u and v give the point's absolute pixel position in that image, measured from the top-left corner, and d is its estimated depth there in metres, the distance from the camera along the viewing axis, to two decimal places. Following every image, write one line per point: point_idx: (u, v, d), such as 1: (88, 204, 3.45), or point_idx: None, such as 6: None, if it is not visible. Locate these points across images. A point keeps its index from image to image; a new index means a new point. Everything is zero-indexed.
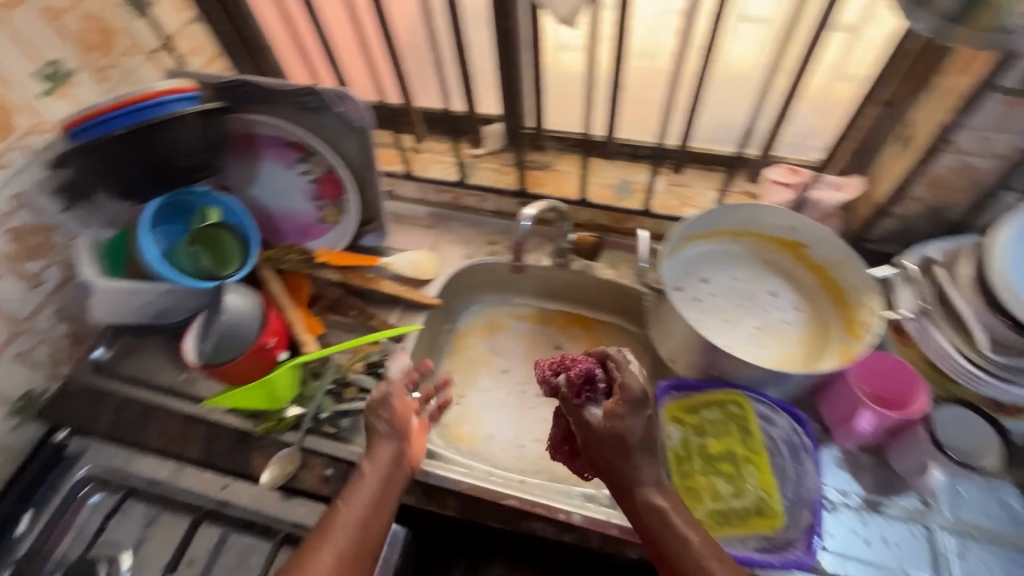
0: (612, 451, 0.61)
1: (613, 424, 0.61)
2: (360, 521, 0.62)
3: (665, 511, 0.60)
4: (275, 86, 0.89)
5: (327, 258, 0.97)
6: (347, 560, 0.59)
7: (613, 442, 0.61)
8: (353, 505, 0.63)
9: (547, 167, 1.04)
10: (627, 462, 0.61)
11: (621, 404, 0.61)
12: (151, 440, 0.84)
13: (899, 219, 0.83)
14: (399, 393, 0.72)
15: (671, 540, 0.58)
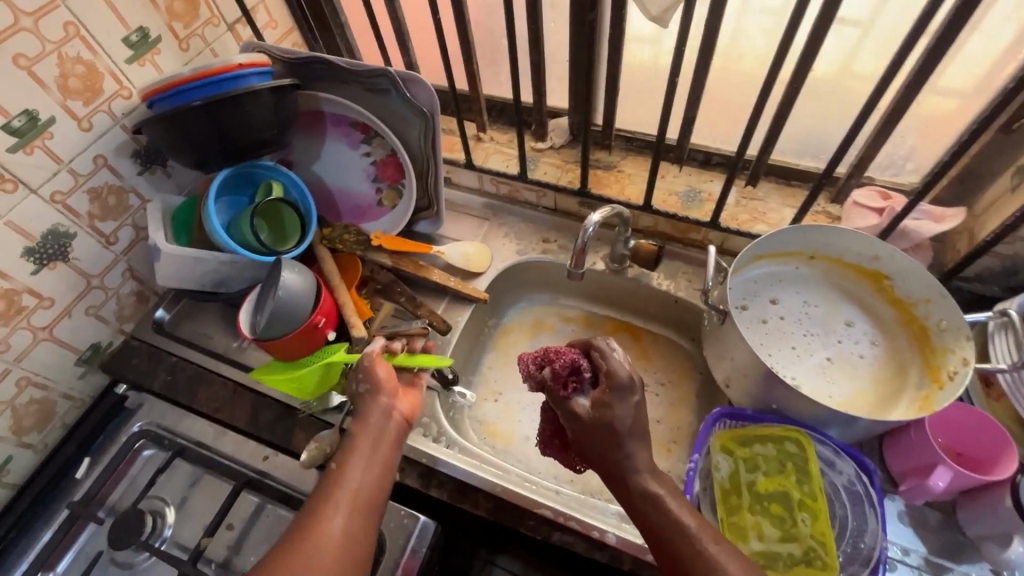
0: (605, 438, 0.58)
1: (600, 413, 0.59)
2: (361, 488, 0.62)
3: (664, 501, 0.56)
4: (346, 66, 0.89)
5: (383, 242, 0.98)
6: (353, 527, 0.59)
7: (603, 433, 0.58)
8: (352, 471, 0.63)
9: (611, 167, 1.00)
10: (621, 452, 0.58)
11: (606, 391, 0.59)
12: (199, 403, 0.89)
13: (1003, 259, 0.75)
14: (375, 360, 0.74)
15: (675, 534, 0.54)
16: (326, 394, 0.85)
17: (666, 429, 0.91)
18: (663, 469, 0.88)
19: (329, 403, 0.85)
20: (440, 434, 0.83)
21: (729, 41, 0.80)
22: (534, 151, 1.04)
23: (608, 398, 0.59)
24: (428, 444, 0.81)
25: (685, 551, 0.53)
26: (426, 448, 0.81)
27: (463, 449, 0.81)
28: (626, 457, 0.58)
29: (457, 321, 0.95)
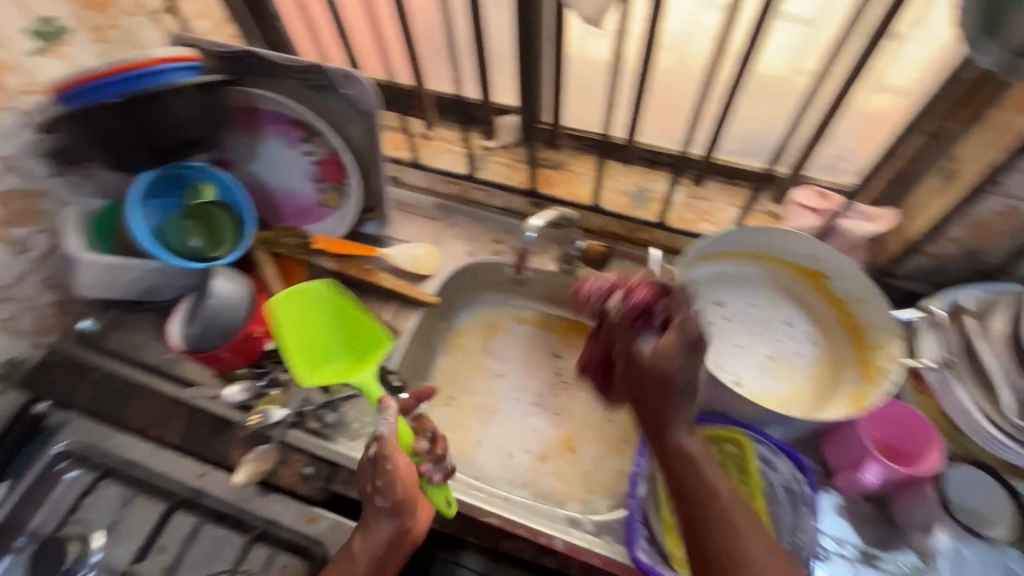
0: (647, 382, 0.61)
1: (660, 361, 0.60)
2: None
3: (699, 463, 0.58)
4: (280, 60, 0.84)
5: (325, 245, 0.94)
6: None
7: (653, 376, 0.61)
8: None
9: (561, 167, 0.99)
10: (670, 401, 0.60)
11: (680, 341, 0.59)
12: (131, 420, 0.83)
13: (931, 258, 0.77)
14: (395, 456, 0.66)
15: (702, 499, 0.56)
16: (266, 408, 0.80)
17: (617, 428, 0.93)
18: (614, 467, 0.89)
19: (270, 418, 0.79)
20: None
21: (671, 41, 0.80)
22: (482, 150, 1.03)
23: (676, 349, 0.59)
24: None
25: (708, 513, 0.55)
26: None
27: None
28: (672, 408, 0.60)
29: (405, 326, 0.93)
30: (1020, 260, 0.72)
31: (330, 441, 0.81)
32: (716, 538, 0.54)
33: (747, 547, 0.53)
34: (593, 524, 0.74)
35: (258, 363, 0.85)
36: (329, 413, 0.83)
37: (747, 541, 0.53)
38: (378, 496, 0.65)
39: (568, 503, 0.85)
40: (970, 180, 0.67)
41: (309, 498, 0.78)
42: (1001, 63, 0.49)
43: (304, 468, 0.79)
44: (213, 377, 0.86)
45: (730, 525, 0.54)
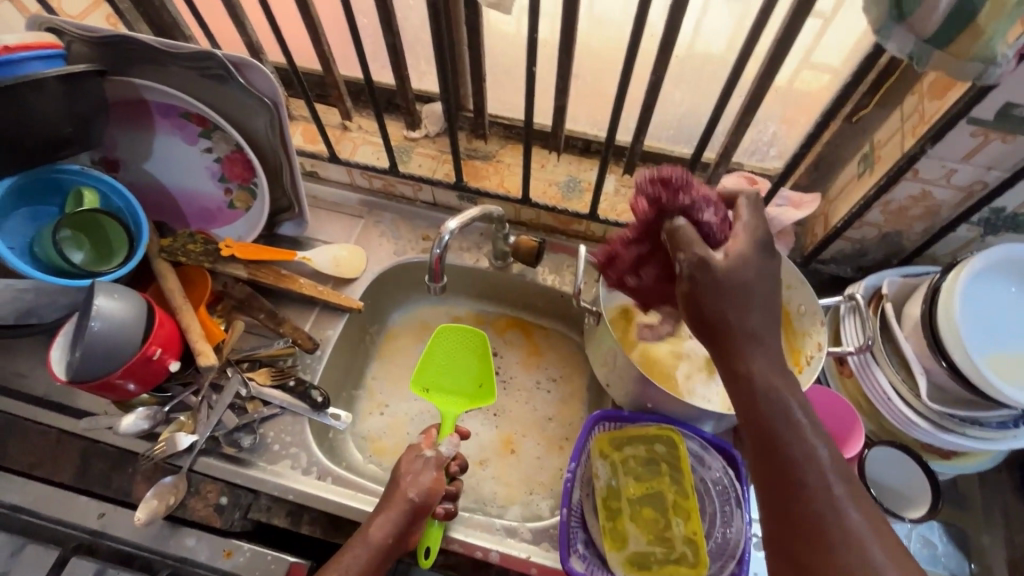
0: (744, 317, 0.48)
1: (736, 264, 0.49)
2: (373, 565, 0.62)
3: (776, 386, 0.47)
4: (162, 47, 0.74)
5: (234, 251, 0.85)
6: None
7: (722, 300, 0.48)
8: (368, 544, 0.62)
9: (489, 157, 0.94)
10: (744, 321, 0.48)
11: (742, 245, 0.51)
12: (15, 459, 0.75)
13: (852, 243, 0.78)
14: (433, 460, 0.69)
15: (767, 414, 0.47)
16: (172, 435, 0.73)
17: (558, 427, 0.89)
18: (555, 466, 0.86)
19: (177, 446, 0.73)
20: (311, 465, 0.76)
21: (592, 26, 0.76)
22: (405, 141, 0.96)
23: (749, 254, 0.50)
24: (297, 477, 0.75)
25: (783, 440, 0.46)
26: (296, 483, 0.74)
27: (337, 478, 0.75)
28: (752, 338, 0.48)
29: (328, 335, 0.87)
30: (934, 243, 0.74)
31: (246, 465, 0.75)
32: (792, 459, 0.45)
33: (829, 470, 0.45)
34: (530, 532, 0.72)
35: (162, 387, 0.78)
36: (245, 436, 0.76)
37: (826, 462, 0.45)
38: (413, 491, 0.65)
39: (509, 508, 0.83)
40: (887, 168, 0.66)
41: (226, 530, 0.72)
42: (911, 51, 0.48)
43: (218, 499, 0.74)
44: (110, 405, 0.77)
45: (811, 445, 0.46)
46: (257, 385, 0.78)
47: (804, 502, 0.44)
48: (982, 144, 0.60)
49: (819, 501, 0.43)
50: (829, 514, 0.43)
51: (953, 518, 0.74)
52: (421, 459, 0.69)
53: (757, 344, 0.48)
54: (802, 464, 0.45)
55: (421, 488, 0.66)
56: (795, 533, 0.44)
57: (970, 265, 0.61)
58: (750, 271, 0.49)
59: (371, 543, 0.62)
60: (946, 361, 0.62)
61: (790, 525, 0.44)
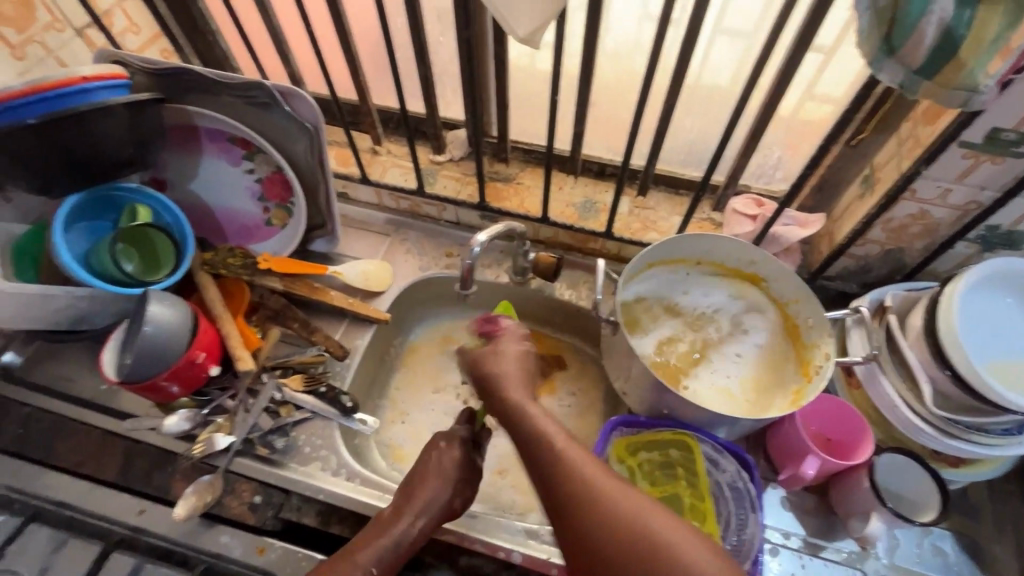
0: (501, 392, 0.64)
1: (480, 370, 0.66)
2: (395, 547, 0.65)
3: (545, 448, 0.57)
4: (215, 78, 0.82)
5: (272, 265, 0.91)
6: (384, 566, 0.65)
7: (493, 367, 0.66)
8: (390, 530, 0.66)
9: (510, 180, 1.00)
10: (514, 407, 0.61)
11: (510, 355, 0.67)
12: (61, 457, 0.79)
13: (856, 259, 0.82)
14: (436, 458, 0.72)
15: (544, 453, 0.57)
16: (211, 436, 0.77)
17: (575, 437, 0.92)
18: None
19: (215, 446, 0.77)
20: (340, 467, 0.79)
21: (609, 59, 0.83)
22: (431, 164, 1.02)
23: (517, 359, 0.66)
24: (327, 478, 0.78)
25: (553, 467, 0.56)
26: (327, 484, 0.77)
27: (364, 480, 0.78)
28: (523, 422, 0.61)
29: (356, 344, 0.91)
30: (935, 259, 0.78)
31: (279, 466, 0.78)
32: (566, 482, 0.55)
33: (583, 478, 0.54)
34: (551, 534, 0.75)
35: (201, 391, 0.82)
36: (278, 438, 0.80)
37: (593, 470, 0.55)
38: (456, 499, 0.71)
39: (527, 515, 0.86)
40: (886, 188, 0.71)
41: (259, 528, 0.76)
42: (902, 81, 0.53)
43: (252, 498, 0.77)
44: (153, 407, 0.82)
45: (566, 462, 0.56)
46: (291, 390, 0.82)
47: (584, 509, 0.53)
48: (975, 165, 0.65)
49: (596, 499, 0.53)
50: (599, 511, 0.52)
51: (965, 528, 0.75)
52: (461, 458, 0.72)
53: (524, 411, 0.61)
54: (571, 483, 0.54)
55: (461, 497, 0.71)
56: (587, 541, 0.52)
57: (965, 277, 0.65)
58: (506, 370, 0.65)
59: (399, 532, 0.66)
60: (949, 369, 0.65)
61: (582, 537, 0.53)
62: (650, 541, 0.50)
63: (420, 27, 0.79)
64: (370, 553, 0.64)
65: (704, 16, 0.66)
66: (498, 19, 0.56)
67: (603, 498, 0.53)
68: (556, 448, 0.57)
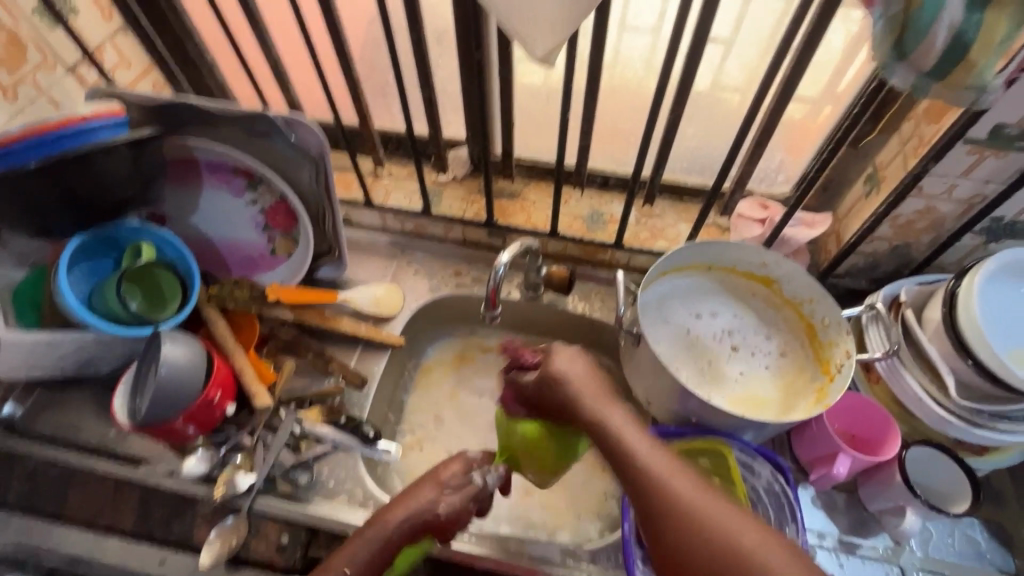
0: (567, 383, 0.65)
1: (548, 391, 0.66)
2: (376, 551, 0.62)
3: (630, 442, 0.59)
4: (213, 107, 0.78)
5: (280, 295, 0.89)
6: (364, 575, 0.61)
7: (558, 390, 0.65)
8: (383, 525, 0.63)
9: (515, 196, 1.00)
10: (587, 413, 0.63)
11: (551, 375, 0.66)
12: (72, 511, 0.76)
13: (866, 257, 0.84)
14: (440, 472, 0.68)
15: (633, 469, 0.57)
16: (231, 477, 0.74)
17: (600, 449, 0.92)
18: (600, 490, 0.88)
19: (235, 488, 0.74)
20: (367, 499, 0.77)
21: None
22: (436, 184, 1.02)
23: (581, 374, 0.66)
24: (354, 511, 0.76)
25: (661, 504, 0.53)
26: (355, 520, 0.75)
27: None
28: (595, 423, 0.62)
29: (372, 370, 0.90)
30: (942, 253, 0.79)
31: (303, 502, 0.76)
32: (656, 500, 0.54)
33: (670, 480, 0.55)
34: (587, 552, 0.74)
35: (217, 429, 0.79)
36: (301, 474, 0.77)
37: (676, 478, 0.55)
38: (443, 505, 0.65)
39: (558, 534, 0.85)
40: (894, 187, 0.72)
41: (288, 568, 0.74)
42: (914, 84, 0.55)
43: (279, 538, 0.75)
44: (166, 451, 0.79)
45: (649, 463, 0.57)
46: (310, 423, 0.79)
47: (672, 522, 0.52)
48: (980, 159, 0.66)
49: (680, 507, 0.52)
50: (688, 515, 0.52)
51: (992, 515, 0.76)
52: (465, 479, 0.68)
53: (610, 422, 0.62)
54: (658, 502, 0.54)
55: (448, 505, 0.65)
56: (681, 549, 0.51)
57: (981, 269, 0.67)
58: (572, 370, 0.66)
59: (382, 533, 0.63)
60: (971, 358, 0.66)
61: (676, 546, 0.51)
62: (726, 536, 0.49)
63: (424, 49, 0.79)
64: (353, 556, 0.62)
65: (710, 28, 0.67)
66: (514, 39, 0.56)
67: (686, 505, 0.52)
68: (643, 463, 0.57)
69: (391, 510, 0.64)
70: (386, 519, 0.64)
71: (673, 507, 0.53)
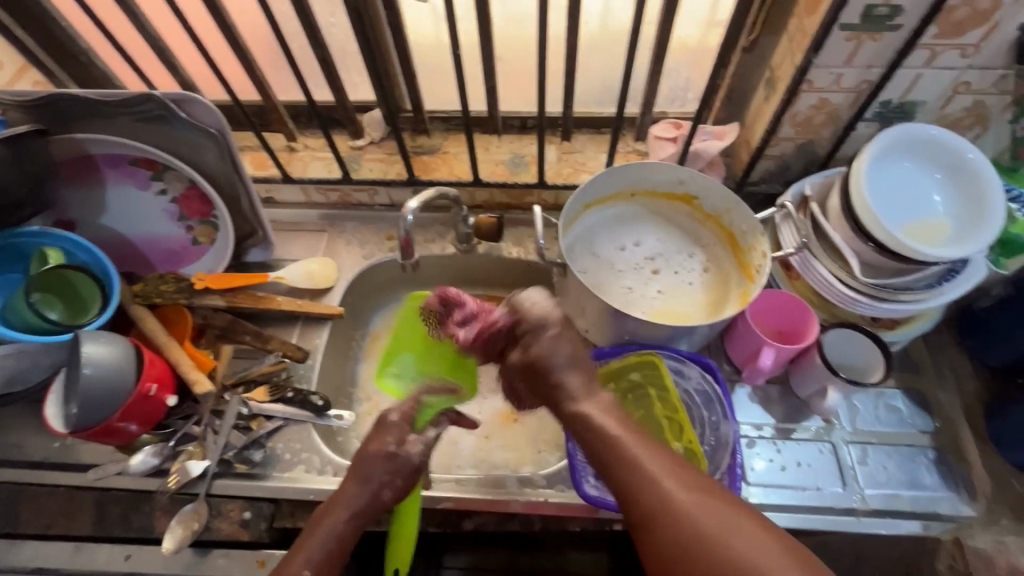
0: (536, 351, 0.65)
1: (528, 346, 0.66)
2: (336, 536, 0.61)
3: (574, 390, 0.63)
4: (98, 98, 0.76)
5: (207, 283, 0.89)
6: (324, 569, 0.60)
7: (545, 364, 0.64)
8: (329, 518, 0.62)
9: (436, 151, 0.99)
10: (596, 428, 0.59)
11: (542, 345, 0.64)
12: (27, 524, 0.75)
13: (775, 160, 0.86)
14: (377, 436, 0.68)
15: (584, 427, 0.60)
16: (183, 465, 0.74)
17: None
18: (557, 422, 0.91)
19: (189, 475, 0.74)
20: (325, 465, 0.79)
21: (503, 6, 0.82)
22: (352, 150, 1.00)
23: (560, 354, 0.64)
24: (314, 478, 0.78)
25: (601, 446, 0.58)
26: (315, 484, 0.77)
27: None
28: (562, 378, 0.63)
29: (315, 343, 0.90)
30: (843, 145, 0.82)
31: (261, 478, 0.77)
32: (601, 440, 0.58)
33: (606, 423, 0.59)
34: (544, 477, 0.77)
35: (162, 424, 0.78)
36: (255, 452, 0.78)
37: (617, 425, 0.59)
38: (385, 491, 0.65)
39: (521, 468, 0.88)
40: (787, 85, 0.74)
41: (255, 542, 0.75)
42: None
43: (242, 514, 0.76)
44: (115, 453, 0.78)
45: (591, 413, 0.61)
46: (257, 402, 0.80)
47: (621, 471, 0.55)
48: (858, 45, 0.68)
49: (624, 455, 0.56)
50: (620, 453, 0.56)
51: (910, 383, 0.82)
52: (386, 453, 0.66)
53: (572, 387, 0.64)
54: (593, 439, 0.59)
55: (388, 487, 0.65)
56: (622, 488, 0.54)
57: (867, 151, 0.70)
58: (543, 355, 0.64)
59: (326, 537, 0.61)
60: (871, 240, 0.70)
61: (617, 485, 0.55)
62: (701, 503, 0.50)
63: (304, 6, 0.76)
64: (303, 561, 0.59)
65: None
66: None
67: (663, 483, 0.52)
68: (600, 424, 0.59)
69: (324, 514, 0.63)
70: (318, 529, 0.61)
71: (625, 465, 0.55)
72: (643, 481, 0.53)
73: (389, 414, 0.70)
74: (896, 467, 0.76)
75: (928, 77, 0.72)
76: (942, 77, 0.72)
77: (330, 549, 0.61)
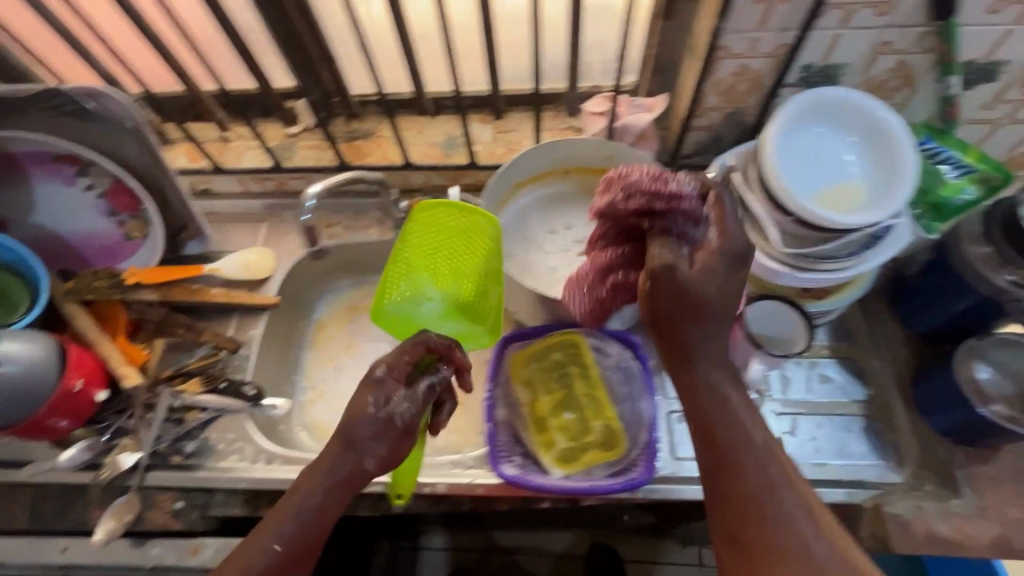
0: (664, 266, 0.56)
1: (700, 274, 0.56)
2: (315, 511, 0.60)
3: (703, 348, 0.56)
4: (8, 93, 0.75)
5: (139, 278, 0.88)
6: (293, 554, 0.58)
7: (677, 294, 0.55)
8: (297, 497, 0.60)
9: (369, 135, 0.98)
10: (727, 413, 0.55)
11: (717, 254, 0.56)
12: None
13: (705, 131, 0.84)
14: (372, 388, 0.63)
15: (705, 398, 0.56)
16: (115, 458, 0.76)
17: None
18: None
19: (120, 467, 0.76)
20: (258, 454, 0.80)
21: None
22: (285, 138, 0.99)
23: (714, 266, 0.56)
24: (247, 467, 0.78)
25: (723, 424, 0.55)
26: (247, 473, 0.78)
27: (285, 459, 0.79)
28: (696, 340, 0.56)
29: (252, 334, 0.90)
30: (770, 114, 0.80)
31: (194, 469, 0.78)
32: (725, 420, 0.55)
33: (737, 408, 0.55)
34: (473, 458, 0.77)
35: (96, 419, 0.79)
36: (188, 443, 0.80)
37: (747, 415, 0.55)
38: (369, 458, 0.61)
39: (461, 450, 0.88)
40: (703, 52, 0.72)
41: (188, 531, 0.76)
42: None
43: (175, 504, 0.77)
44: (50, 448, 0.79)
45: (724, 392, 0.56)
46: (191, 394, 0.81)
47: (733, 460, 0.53)
48: (768, 7, 0.66)
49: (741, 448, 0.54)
50: (741, 446, 0.54)
51: (844, 352, 0.82)
52: (376, 416, 0.61)
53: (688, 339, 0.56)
54: (718, 417, 0.55)
55: (375, 456, 0.61)
56: (732, 482, 0.53)
57: (775, 121, 0.68)
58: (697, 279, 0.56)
59: (294, 516, 0.59)
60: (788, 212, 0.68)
61: (728, 477, 0.53)
62: (804, 531, 0.50)
63: None
64: (268, 539, 0.57)
65: None
66: None
67: (776, 501, 0.52)
68: (731, 405, 0.55)
69: (301, 480, 0.60)
70: (289, 501, 0.60)
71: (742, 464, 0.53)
72: (757, 484, 0.52)
73: (375, 365, 0.63)
74: (824, 436, 0.76)
75: (847, 38, 0.70)
76: (861, 38, 0.69)
77: (302, 530, 0.59)
